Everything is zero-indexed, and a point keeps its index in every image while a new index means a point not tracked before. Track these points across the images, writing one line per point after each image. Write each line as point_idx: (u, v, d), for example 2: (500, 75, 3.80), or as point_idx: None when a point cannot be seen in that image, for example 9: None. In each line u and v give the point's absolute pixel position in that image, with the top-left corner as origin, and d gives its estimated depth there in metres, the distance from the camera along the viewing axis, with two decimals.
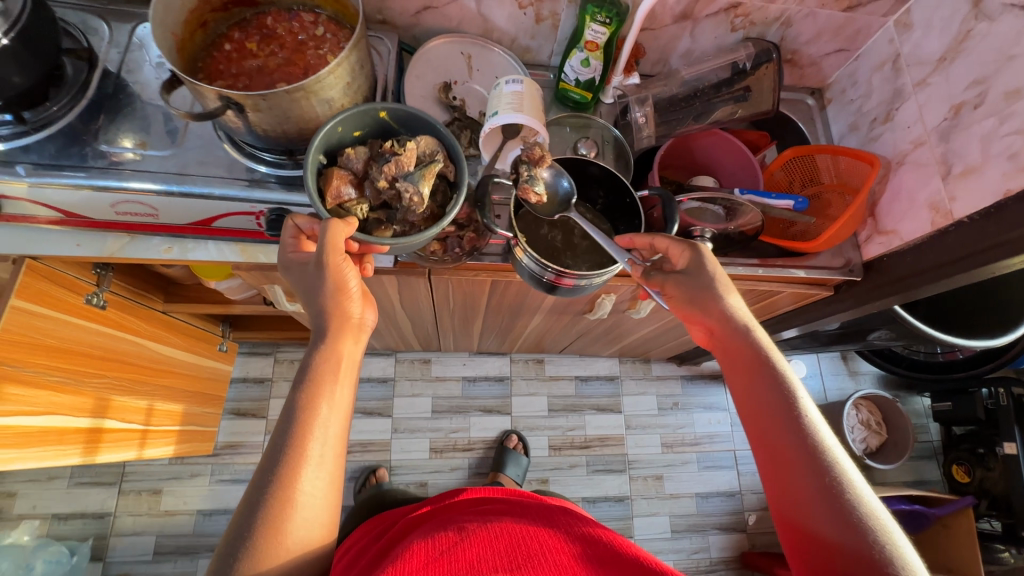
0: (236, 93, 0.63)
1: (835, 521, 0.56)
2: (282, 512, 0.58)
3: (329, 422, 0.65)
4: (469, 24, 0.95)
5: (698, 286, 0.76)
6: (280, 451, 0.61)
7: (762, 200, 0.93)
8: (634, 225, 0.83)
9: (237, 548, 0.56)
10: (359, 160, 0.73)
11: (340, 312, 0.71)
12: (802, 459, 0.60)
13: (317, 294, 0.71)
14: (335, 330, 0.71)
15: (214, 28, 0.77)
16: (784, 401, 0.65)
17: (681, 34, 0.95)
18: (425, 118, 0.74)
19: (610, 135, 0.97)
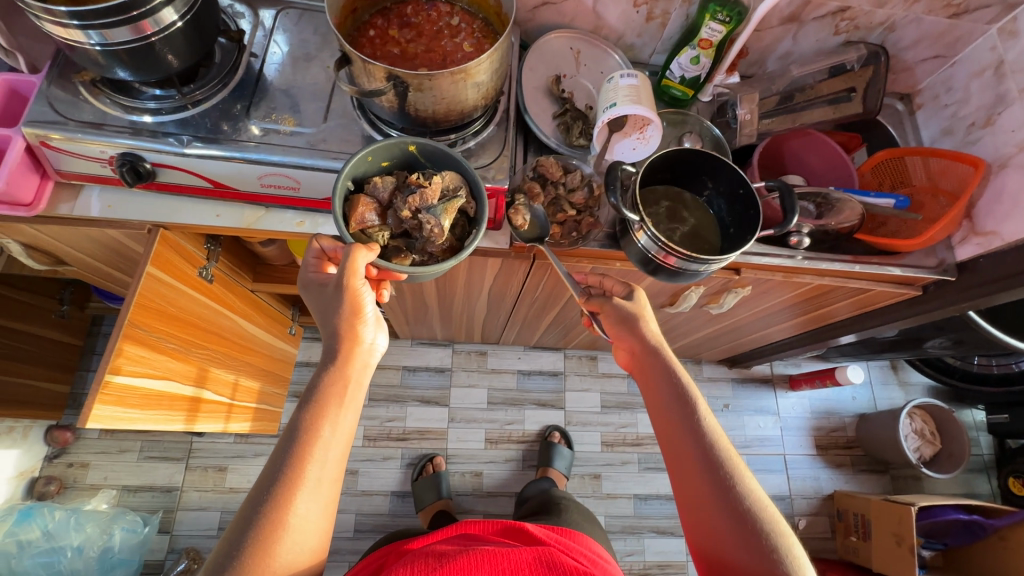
0: (406, 73, 0.67)
1: (749, 547, 0.62)
2: (271, 537, 0.59)
3: (330, 445, 0.66)
4: (581, 21, 0.99)
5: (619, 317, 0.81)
6: (279, 471, 0.62)
7: (863, 199, 0.96)
8: (749, 216, 0.85)
9: (225, 566, 0.57)
10: (384, 190, 0.75)
11: (353, 332, 0.72)
12: (723, 487, 0.66)
13: (332, 313, 0.73)
14: (344, 353, 0.72)
15: (361, 15, 0.83)
16: (698, 433, 0.70)
17: (784, 36, 0.99)
18: (451, 156, 0.76)
19: (709, 131, 0.99)
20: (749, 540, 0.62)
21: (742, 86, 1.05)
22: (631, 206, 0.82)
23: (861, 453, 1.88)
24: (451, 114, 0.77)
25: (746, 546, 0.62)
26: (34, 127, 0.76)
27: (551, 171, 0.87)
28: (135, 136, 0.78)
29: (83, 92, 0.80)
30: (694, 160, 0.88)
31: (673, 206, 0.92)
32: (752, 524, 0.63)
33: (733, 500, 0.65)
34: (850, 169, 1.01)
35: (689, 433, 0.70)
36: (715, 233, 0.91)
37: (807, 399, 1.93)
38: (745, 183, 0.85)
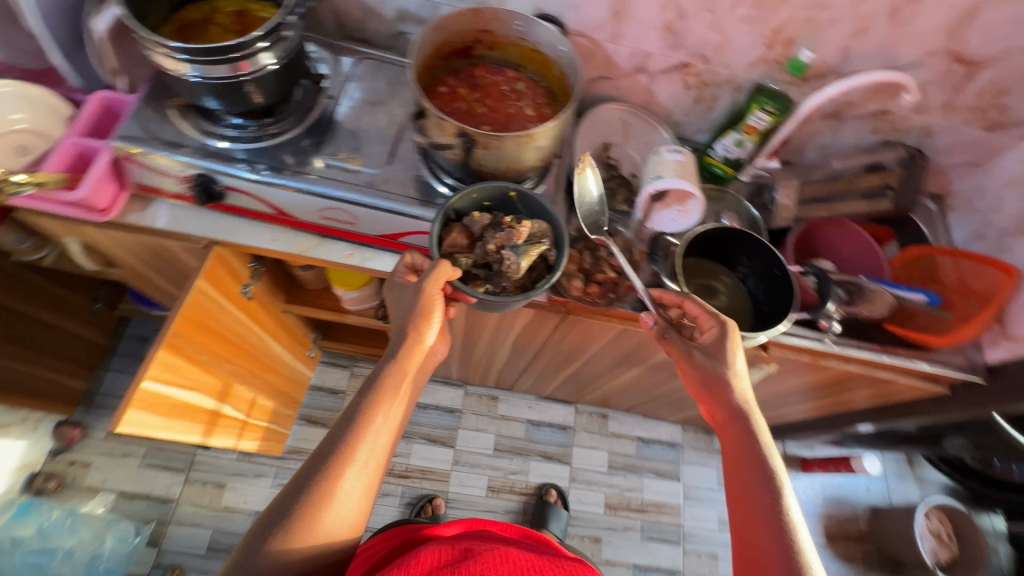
0: (476, 132, 0.73)
1: (770, 525, 0.66)
2: (321, 502, 0.65)
3: (383, 427, 0.72)
4: (633, 96, 1.05)
5: (705, 374, 0.80)
6: (339, 441, 0.69)
7: (895, 291, 0.98)
8: (784, 296, 0.88)
9: (276, 521, 0.63)
10: (478, 224, 0.80)
11: (418, 335, 0.77)
12: (758, 484, 0.70)
13: (403, 313, 0.77)
14: (407, 349, 0.76)
15: (434, 73, 0.89)
16: (747, 436, 0.75)
17: (825, 130, 1.04)
18: (544, 206, 0.80)
19: (747, 211, 1.03)
20: (772, 534, 0.66)
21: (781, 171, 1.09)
22: (671, 274, 0.89)
23: (873, 549, 1.81)
24: (510, 171, 0.81)
25: (768, 534, 0.66)
26: (124, 142, 0.81)
27: (595, 233, 0.92)
28: (212, 159, 0.84)
29: (173, 116, 0.86)
30: (731, 238, 0.92)
31: (710, 278, 0.95)
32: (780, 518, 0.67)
33: (765, 493, 0.69)
34: (881, 258, 1.04)
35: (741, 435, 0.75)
36: (748, 309, 0.94)
37: (819, 483, 1.87)
38: (780, 259, 0.88)
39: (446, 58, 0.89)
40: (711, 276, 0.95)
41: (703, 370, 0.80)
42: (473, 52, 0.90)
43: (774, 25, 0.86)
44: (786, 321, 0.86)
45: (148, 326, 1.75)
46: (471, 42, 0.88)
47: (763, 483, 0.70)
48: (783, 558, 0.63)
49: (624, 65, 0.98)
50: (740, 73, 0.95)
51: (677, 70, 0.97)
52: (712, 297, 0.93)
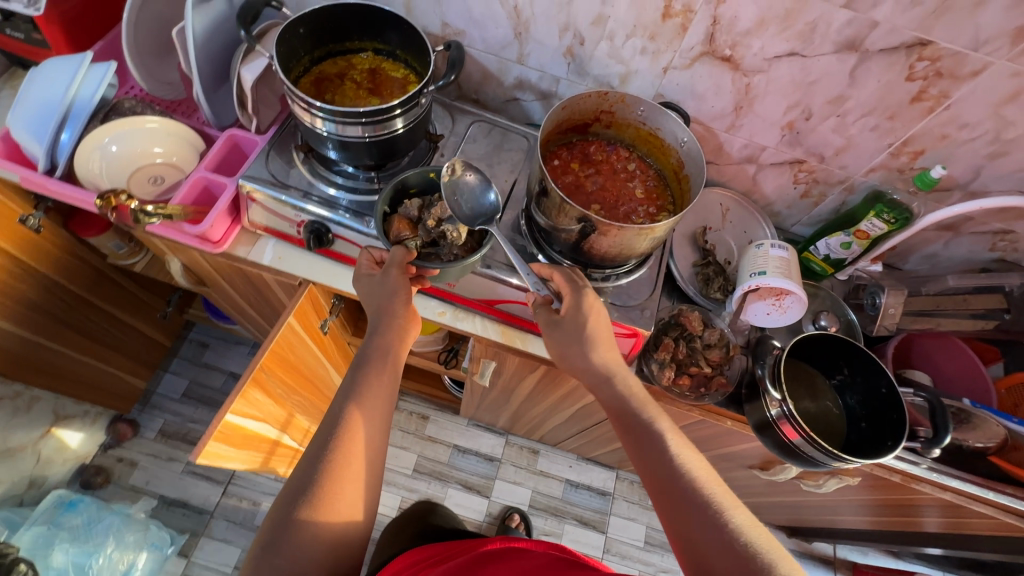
0: (598, 221, 0.72)
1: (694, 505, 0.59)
2: (336, 479, 0.62)
3: (382, 407, 0.70)
4: (737, 183, 1.04)
5: (571, 342, 0.74)
6: (340, 418, 0.66)
7: (1005, 421, 0.92)
8: (891, 417, 0.83)
9: (296, 499, 0.60)
10: (413, 208, 0.81)
11: (400, 315, 0.75)
12: (660, 469, 0.63)
13: (377, 293, 0.76)
14: (380, 321, 0.75)
15: (549, 144, 0.89)
16: (641, 425, 0.68)
17: (936, 241, 1.00)
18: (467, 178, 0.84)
19: (845, 314, 0.99)
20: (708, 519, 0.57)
21: (883, 276, 1.05)
22: (774, 377, 0.84)
23: None
24: (619, 257, 0.80)
25: (703, 525, 0.57)
26: (249, 181, 0.84)
27: (692, 323, 0.89)
28: (327, 206, 0.85)
29: (296, 160, 0.89)
30: (833, 346, 0.88)
31: (806, 384, 0.91)
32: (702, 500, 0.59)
33: (679, 475, 0.62)
34: (988, 381, 0.99)
35: (630, 420, 0.69)
36: (842, 423, 0.89)
37: None
38: (887, 376, 0.84)
39: (563, 133, 0.90)
40: (806, 382, 0.91)
41: (574, 331, 0.74)
42: (589, 128, 0.91)
43: (905, 136, 0.83)
44: (895, 448, 0.80)
45: (210, 332, 1.80)
46: (590, 119, 0.89)
47: (666, 466, 0.63)
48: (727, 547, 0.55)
49: (734, 154, 0.97)
50: (857, 176, 0.93)
51: (790, 165, 0.95)
52: (802, 401, 0.90)
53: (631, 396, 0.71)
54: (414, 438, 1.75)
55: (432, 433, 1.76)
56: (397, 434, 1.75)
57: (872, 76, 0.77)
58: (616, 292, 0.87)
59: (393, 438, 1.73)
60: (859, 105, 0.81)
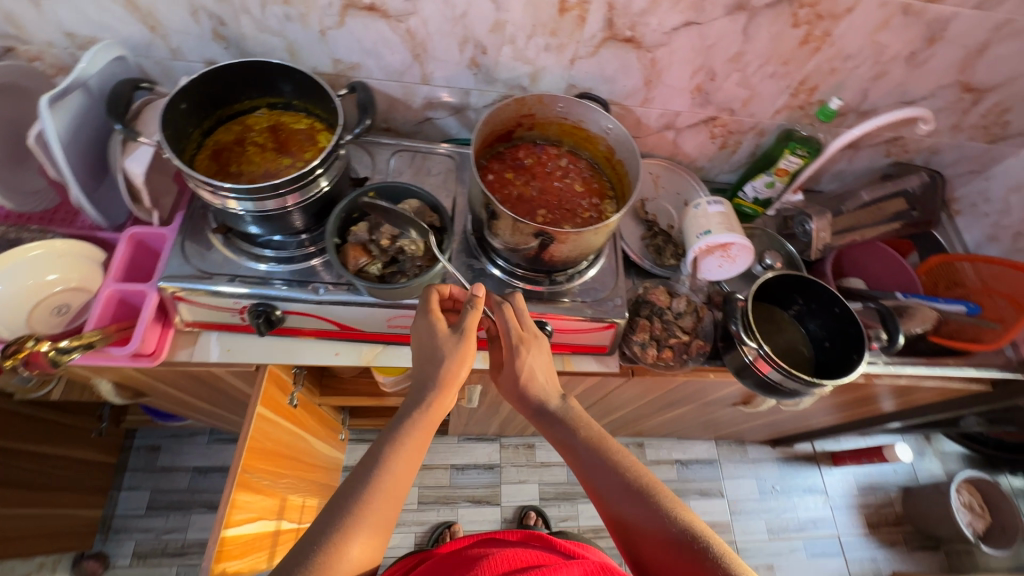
0: (554, 230, 0.72)
1: (639, 509, 0.65)
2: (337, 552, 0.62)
3: (402, 480, 0.69)
4: (660, 150, 1.07)
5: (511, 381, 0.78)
6: (356, 503, 0.66)
7: (933, 303, 1.03)
8: (851, 332, 0.90)
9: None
10: (364, 232, 0.76)
11: (455, 379, 0.73)
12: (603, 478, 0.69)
13: (436, 361, 0.72)
14: (440, 392, 0.73)
15: (480, 160, 0.87)
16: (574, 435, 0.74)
17: (842, 159, 1.09)
18: (408, 186, 0.79)
19: (783, 247, 1.06)
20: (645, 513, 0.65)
21: (804, 202, 1.13)
22: (746, 326, 0.89)
23: (912, 529, 1.87)
24: (580, 257, 0.81)
25: (638, 520, 0.65)
26: (170, 282, 0.76)
27: (659, 298, 0.95)
28: (265, 285, 0.78)
29: (216, 243, 0.81)
30: (785, 282, 0.95)
31: (771, 323, 0.98)
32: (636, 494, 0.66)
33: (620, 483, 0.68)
34: (911, 272, 1.11)
35: (561, 431, 0.75)
36: (809, 349, 0.96)
37: (851, 473, 1.94)
38: (836, 296, 0.92)
39: (488, 146, 0.88)
40: (770, 323, 0.98)
41: (510, 374, 0.78)
42: (513, 134, 0.90)
43: (800, 76, 0.89)
44: (862, 359, 0.88)
45: (159, 433, 1.64)
46: (513, 126, 0.88)
47: (603, 472, 0.70)
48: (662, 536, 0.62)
49: (653, 124, 0.99)
50: (765, 120, 0.98)
51: (705, 123, 0.99)
52: (770, 340, 0.96)
53: (562, 411, 0.76)
54: None
55: (426, 461, 1.73)
56: None
57: (761, 29, 0.81)
58: (584, 288, 0.87)
59: None
60: (756, 57, 0.85)
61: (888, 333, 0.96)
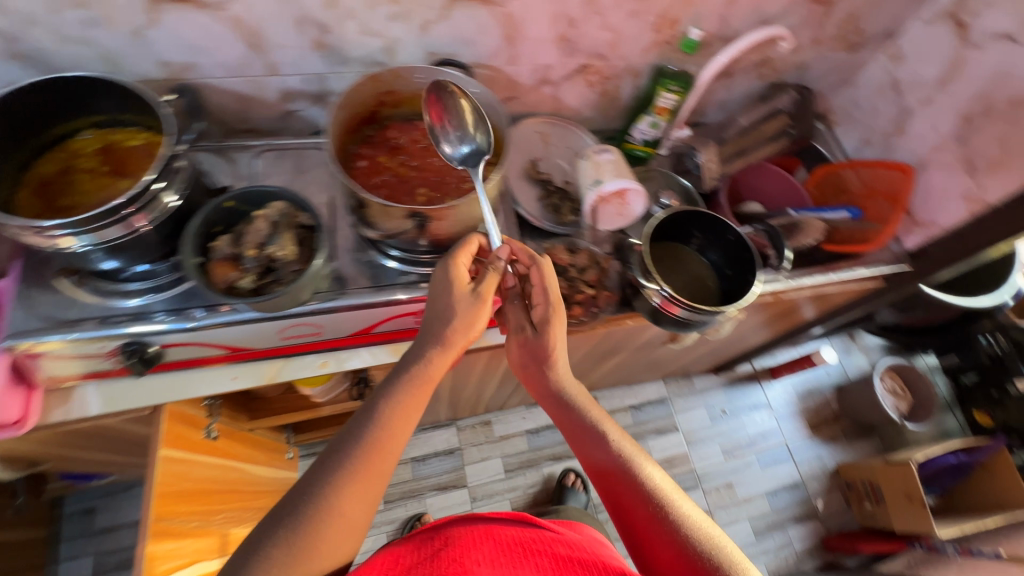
0: (427, 209, 0.69)
1: (649, 503, 0.72)
2: (324, 525, 0.63)
3: (396, 437, 0.71)
4: (543, 107, 1.05)
5: (533, 352, 0.84)
6: (346, 473, 0.67)
7: (820, 214, 1.08)
8: (745, 256, 0.93)
9: (279, 543, 0.61)
10: (228, 246, 0.70)
11: (458, 344, 0.74)
12: (620, 469, 0.76)
13: (448, 316, 0.73)
14: (439, 351, 0.74)
15: (348, 148, 0.82)
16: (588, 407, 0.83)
17: (719, 88, 1.10)
18: (268, 189, 0.73)
19: (678, 183, 1.09)
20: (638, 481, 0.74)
21: (693, 136, 1.15)
22: (643, 271, 0.90)
23: (849, 422, 2.02)
24: (466, 230, 0.78)
25: (638, 494, 0.73)
26: (19, 339, 0.68)
27: (560, 256, 0.94)
28: (132, 322, 0.72)
29: (67, 287, 0.72)
30: (678, 219, 0.97)
31: (673, 260, 1.00)
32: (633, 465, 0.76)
33: (637, 480, 0.74)
34: (801, 188, 1.15)
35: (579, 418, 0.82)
36: (713, 278, 0.99)
37: (789, 383, 2.06)
38: (727, 225, 0.94)
39: (353, 131, 0.82)
40: (672, 260, 1.00)
41: (538, 349, 0.82)
42: (380, 114, 0.85)
43: (658, 11, 0.88)
44: (756, 281, 0.91)
45: (91, 494, 1.53)
46: (375, 106, 0.82)
47: (620, 465, 0.76)
48: (650, 504, 0.72)
49: (528, 82, 0.97)
50: (637, 61, 0.97)
51: (579, 73, 0.98)
52: (677, 278, 0.98)
53: (577, 394, 0.83)
54: None
55: None
56: None
57: None
58: None
59: None
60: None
61: (778, 250, 1.01)
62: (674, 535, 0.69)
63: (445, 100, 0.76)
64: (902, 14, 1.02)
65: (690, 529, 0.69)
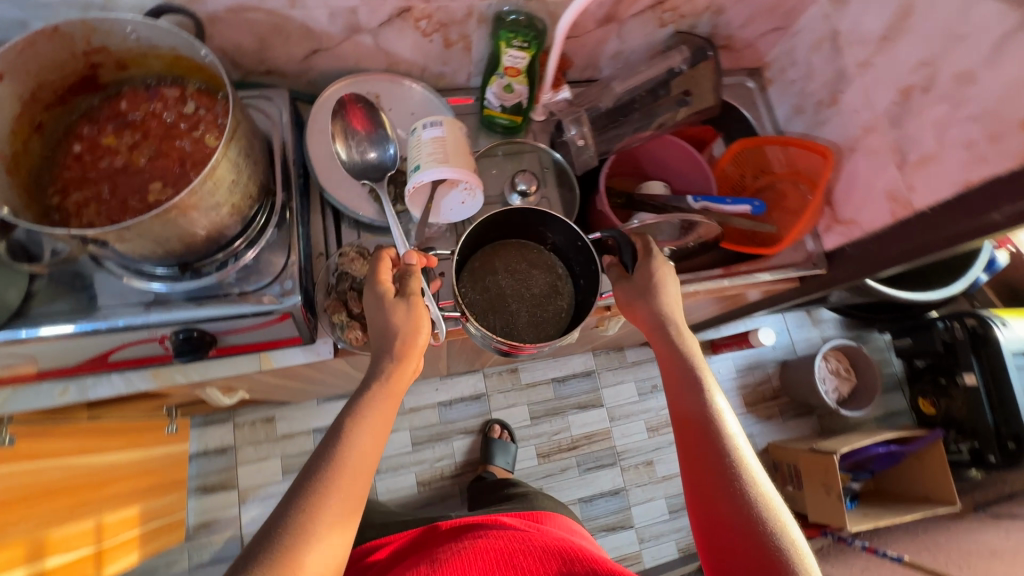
0: (91, 231, 0.51)
1: (728, 483, 0.63)
2: (298, 541, 0.53)
3: (371, 450, 0.61)
4: (370, 61, 0.83)
5: (637, 287, 0.77)
6: (324, 481, 0.57)
7: (719, 207, 0.89)
8: (591, 270, 0.76)
9: (261, 555, 0.53)
10: None
11: (412, 348, 0.66)
12: (703, 434, 0.67)
13: (389, 319, 0.65)
14: (400, 362, 0.66)
15: (56, 126, 0.64)
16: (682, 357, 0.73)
17: (607, 38, 0.86)
18: None
19: (550, 159, 0.89)
20: (717, 454, 0.65)
21: (577, 99, 0.92)
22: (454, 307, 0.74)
23: (789, 399, 1.88)
24: (198, 244, 0.61)
25: (714, 474, 0.64)
26: None
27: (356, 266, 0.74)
28: None
29: None
30: (521, 215, 0.77)
31: (520, 261, 0.81)
32: (721, 432, 0.66)
33: (722, 453, 0.65)
34: (708, 168, 0.94)
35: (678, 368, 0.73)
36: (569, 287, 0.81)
37: (730, 357, 1.89)
38: (574, 230, 0.75)
39: (60, 103, 0.63)
40: (520, 261, 0.81)
41: (642, 285, 0.77)
42: (101, 79, 0.65)
43: None
44: (596, 301, 0.75)
45: None
46: (86, 71, 0.62)
47: (712, 430, 0.67)
48: (727, 484, 0.63)
49: (333, 30, 0.74)
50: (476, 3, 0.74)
51: (402, 19, 0.75)
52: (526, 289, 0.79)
53: (674, 332, 0.75)
54: (270, 444, 1.62)
55: (286, 430, 1.64)
56: (248, 449, 1.61)
57: None
58: (243, 277, 0.68)
59: (247, 455, 1.61)
60: None
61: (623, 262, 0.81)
62: (755, 530, 0.60)
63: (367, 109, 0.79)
64: None
65: (771, 523, 0.60)
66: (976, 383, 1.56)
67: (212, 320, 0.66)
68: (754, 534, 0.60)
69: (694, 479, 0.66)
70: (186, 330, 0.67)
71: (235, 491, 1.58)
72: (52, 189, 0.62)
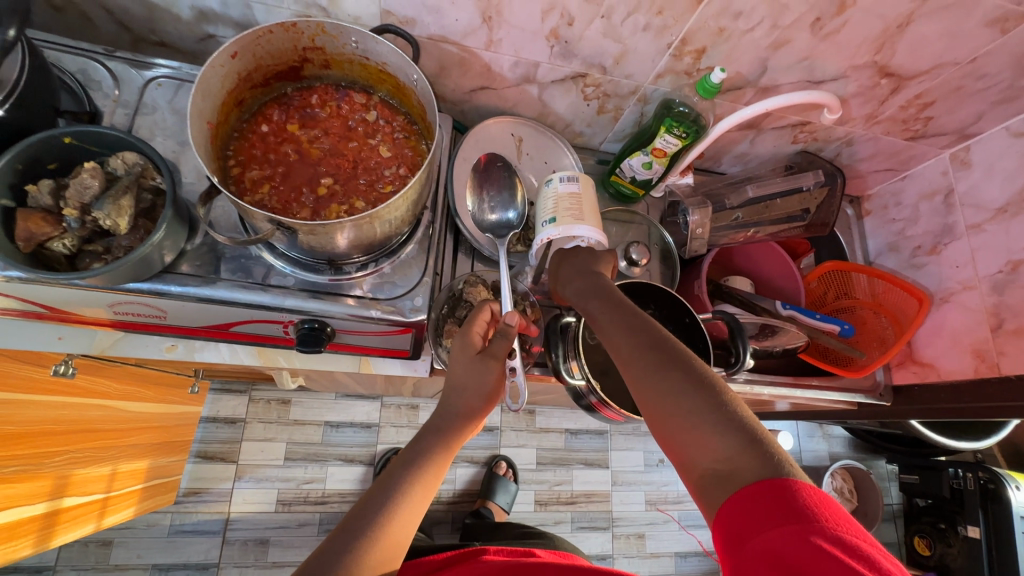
0: (287, 220, 0.54)
1: (694, 415, 0.51)
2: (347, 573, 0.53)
3: (422, 504, 0.62)
4: (525, 107, 0.88)
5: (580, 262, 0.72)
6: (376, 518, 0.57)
7: (808, 319, 0.93)
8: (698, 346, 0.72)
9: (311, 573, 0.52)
10: (46, 196, 0.55)
11: (475, 414, 0.70)
12: (654, 374, 0.55)
13: (464, 390, 0.69)
14: (460, 425, 0.69)
15: (250, 104, 0.67)
16: (607, 311, 0.63)
17: (741, 140, 0.92)
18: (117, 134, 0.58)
19: (658, 235, 0.92)
20: (692, 411, 0.51)
21: (695, 188, 0.97)
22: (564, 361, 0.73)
23: None
24: (357, 247, 0.64)
25: (678, 411, 0.52)
26: None
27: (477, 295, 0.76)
28: None
29: None
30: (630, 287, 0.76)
31: None
32: (665, 367, 0.55)
33: (681, 385, 0.53)
34: (799, 279, 0.98)
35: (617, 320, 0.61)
36: None
37: None
38: (700, 337, 0.72)
39: (263, 85, 0.67)
40: None
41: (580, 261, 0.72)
42: (303, 72, 0.69)
43: (681, 34, 0.69)
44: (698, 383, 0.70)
45: None
46: (296, 63, 0.66)
47: (662, 369, 0.55)
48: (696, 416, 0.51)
49: (508, 75, 0.79)
50: (646, 84, 0.79)
51: (573, 80, 0.80)
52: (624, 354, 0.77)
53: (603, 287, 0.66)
54: (279, 426, 1.61)
55: (298, 417, 1.63)
56: (257, 427, 1.59)
57: None
58: (378, 284, 0.71)
59: (254, 432, 1.58)
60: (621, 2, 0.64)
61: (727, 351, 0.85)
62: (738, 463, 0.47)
63: (491, 172, 0.81)
64: (986, 115, 0.83)
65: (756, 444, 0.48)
66: (978, 536, 1.60)
67: (342, 317, 0.67)
68: (783, 491, 0.44)
69: (662, 429, 0.53)
70: (311, 321, 0.67)
71: (233, 466, 1.55)
72: (233, 160, 0.65)
